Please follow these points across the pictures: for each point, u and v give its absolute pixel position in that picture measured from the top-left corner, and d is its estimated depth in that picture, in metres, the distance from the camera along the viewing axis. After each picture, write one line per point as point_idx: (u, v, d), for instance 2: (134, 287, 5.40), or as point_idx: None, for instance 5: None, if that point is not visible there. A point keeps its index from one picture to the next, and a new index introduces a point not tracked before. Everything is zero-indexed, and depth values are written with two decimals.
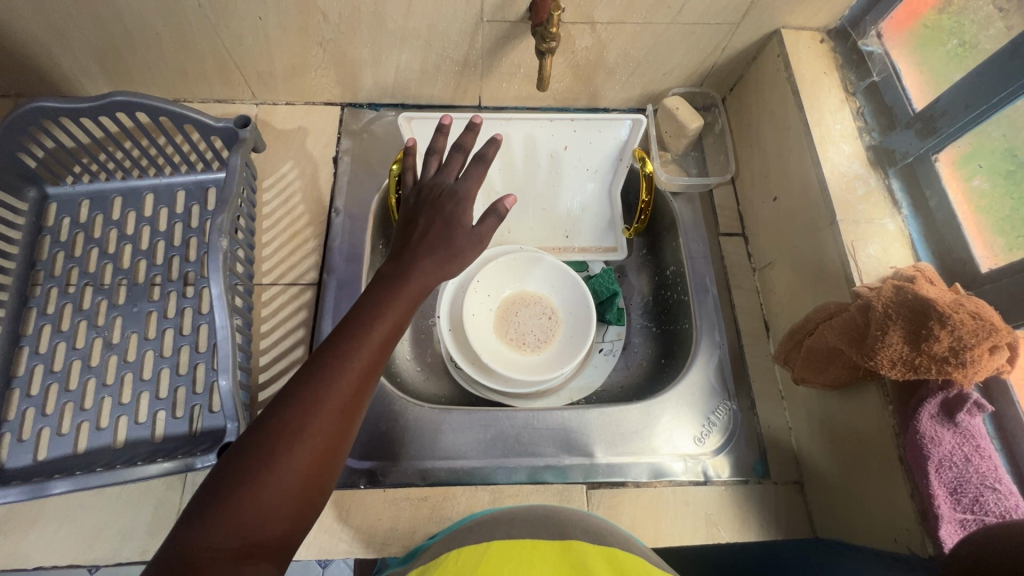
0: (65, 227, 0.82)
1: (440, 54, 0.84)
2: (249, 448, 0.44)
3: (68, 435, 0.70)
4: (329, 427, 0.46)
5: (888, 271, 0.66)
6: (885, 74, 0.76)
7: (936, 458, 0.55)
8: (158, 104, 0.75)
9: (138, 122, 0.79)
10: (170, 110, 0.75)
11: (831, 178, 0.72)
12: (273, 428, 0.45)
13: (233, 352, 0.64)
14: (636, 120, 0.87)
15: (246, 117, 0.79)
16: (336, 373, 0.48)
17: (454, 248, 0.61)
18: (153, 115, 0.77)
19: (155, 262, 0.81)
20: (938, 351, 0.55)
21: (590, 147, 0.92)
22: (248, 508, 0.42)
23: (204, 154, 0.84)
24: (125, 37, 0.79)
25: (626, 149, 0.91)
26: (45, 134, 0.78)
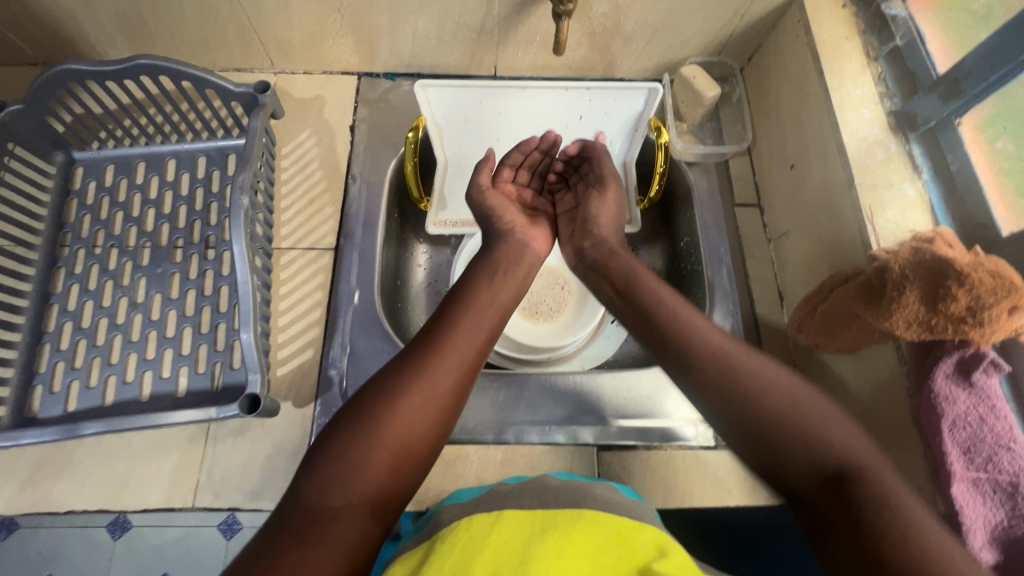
0: (91, 190, 0.84)
1: (456, 21, 0.84)
2: (348, 417, 0.53)
3: (95, 388, 0.73)
4: (426, 409, 0.54)
5: (906, 235, 0.65)
6: (908, 38, 0.74)
7: (950, 417, 0.55)
8: (180, 69, 0.76)
9: (161, 88, 0.81)
10: (192, 74, 0.77)
11: (849, 144, 0.71)
12: (370, 400, 0.53)
13: (253, 308, 0.66)
14: (653, 88, 0.89)
15: (266, 82, 0.80)
16: (432, 362, 0.56)
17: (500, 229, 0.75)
18: (175, 81, 0.79)
19: (177, 225, 0.83)
20: (955, 310, 0.55)
21: (605, 117, 0.93)
22: (354, 467, 0.49)
23: (224, 121, 0.86)
24: (148, 3, 0.80)
25: (642, 118, 0.91)
26: (71, 99, 0.80)
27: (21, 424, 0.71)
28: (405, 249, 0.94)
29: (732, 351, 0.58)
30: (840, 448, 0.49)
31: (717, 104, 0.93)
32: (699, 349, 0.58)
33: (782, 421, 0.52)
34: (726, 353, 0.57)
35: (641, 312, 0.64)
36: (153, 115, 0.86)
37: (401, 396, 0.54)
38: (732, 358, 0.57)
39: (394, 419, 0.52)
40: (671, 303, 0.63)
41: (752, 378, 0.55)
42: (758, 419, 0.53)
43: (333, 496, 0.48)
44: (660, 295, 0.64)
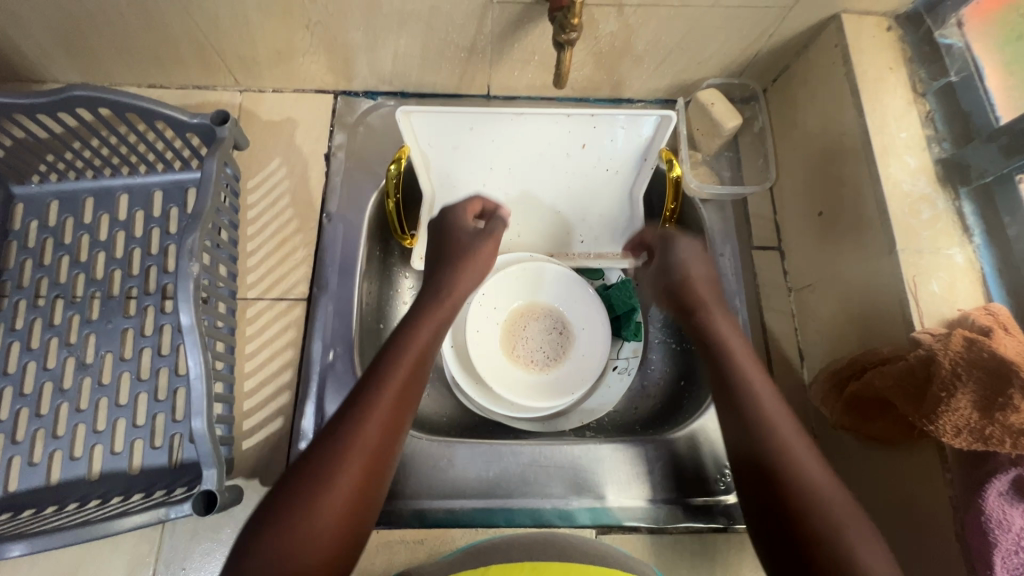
0: (32, 231, 0.75)
1: (442, 38, 0.73)
2: (277, 504, 0.47)
3: (39, 465, 0.65)
4: (356, 486, 0.49)
5: (953, 314, 0.57)
6: (964, 75, 0.64)
7: (1004, 545, 0.48)
8: (123, 99, 0.66)
9: (105, 118, 0.71)
10: (137, 106, 0.67)
11: (891, 198, 0.62)
12: (299, 488, 0.48)
13: (208, 391, 0.58)
14: (665, 117, 0.77)
15: (224, 112, 0.70)
16: (362, 434, 0.51)
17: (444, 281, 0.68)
18: (119, 111, 0.69)
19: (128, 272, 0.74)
20: (1015, 423, 0.47)
21: (611, 145, 0.82)
22: (301, 543, 0.45)
23: (181, 152, 0.76)
24: (86, 18, 0.69)
25: (651, 149, 0.81)
26: (2, 131, 0.70)
27: None
28: (388, 285, 0.84)
29: (788, 434, 0.54)
30: (867, 575, 0.44)
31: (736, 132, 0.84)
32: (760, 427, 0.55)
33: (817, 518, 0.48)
34: (780, 434, 0.54)
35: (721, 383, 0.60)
36: (98, 145, 0.76)
37: (337, 472, 0.48)
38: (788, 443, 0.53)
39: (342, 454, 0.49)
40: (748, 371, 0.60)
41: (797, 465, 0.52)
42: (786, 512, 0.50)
43: None
44: (744, 370, 0.60)
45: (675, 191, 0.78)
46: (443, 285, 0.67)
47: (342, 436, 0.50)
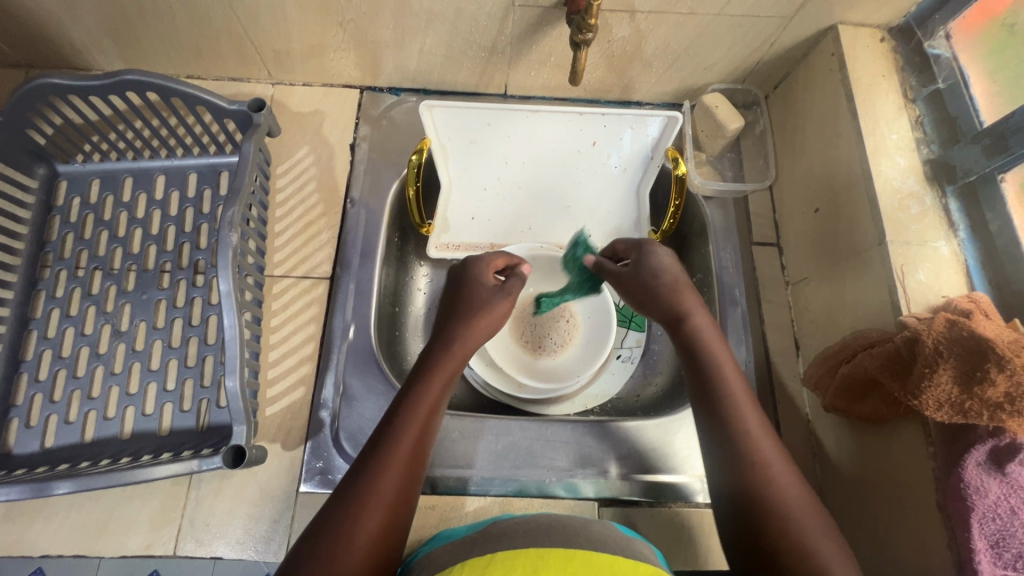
0: (74, 207, 0.80)
1: (466, 38, 0.79)
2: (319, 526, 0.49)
3: (74, 424, 0.69)
4: (388, 508, 0.52)
5: (939, 300, 0.61)
6: (952, 82, 0.69)
7: (979, 509, 0.52)
8: (169, 85, 0.71)
9: (150, 102, 0.76)
10: (182, 91, 0.72)
11: (882, 195, 0.67)
12: (338, 510, 0.50)
13: (241, 353, 0.62)
14: (671, 117, 0.82)
15: (261, 100, 0.75)
16: (379, 489, 0.52)
17: (478, 303, 0.67)
18: (164, 96, 0.74)
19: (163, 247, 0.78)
20: (992, 396, 0.51)
21: (620, 144, 0.87)
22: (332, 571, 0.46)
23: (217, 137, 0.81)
24: (136, 10, 0.75)
25: (658, 149, 0.86)
26: (53, 112, 0.75)
27: None
28: (405, 272, 0.89)
29: (770, 456, 0.54)
30: None
31: (739, 135, 0.88)
32: (742, 443, 0.55)
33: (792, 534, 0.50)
34: (761, 456, 0.54)
35: (707, 412, 0.58)
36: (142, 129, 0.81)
37: (365, 507, 0.50)
38: (768, 466, 0.54)
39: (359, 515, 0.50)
40: (736, 395, 0.58)
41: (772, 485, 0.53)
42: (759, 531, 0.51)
43: None
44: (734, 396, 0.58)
45: (680, 187, 0.82)
46: (453, 334, 0.65)
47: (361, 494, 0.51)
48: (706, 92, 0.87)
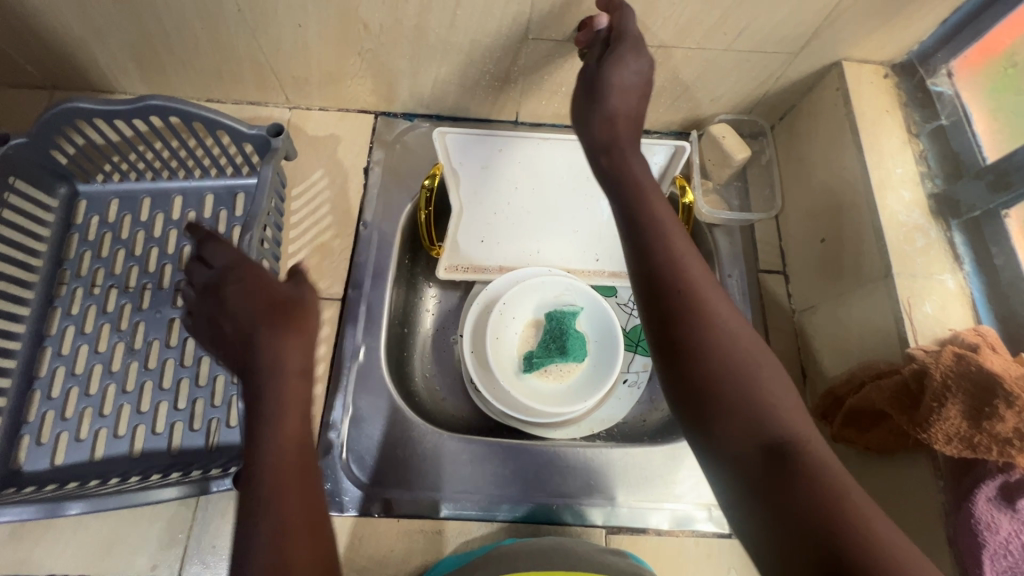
0: (93, 226, 0.82)
1: (480, 69, 0.81)
2: None
3: (85, 441, 0.70)
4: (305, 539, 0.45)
5: (946, 333, 0.62)
6: (954, 118, 0.71)
7: (991, 546, 0.52)
8: (192, 110, 0.73)
9: (172, 125, 0.78)
10: (204, 116, 0.74)
11: (887, 228, 0.68)
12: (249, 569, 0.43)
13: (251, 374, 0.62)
14: (679, 147, 0.84)
15: (279, 125, 0.77)
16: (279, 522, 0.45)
17: (302, 304, 0.57)
18: (186, 121, 0.76)
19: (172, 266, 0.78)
20: (1001, 431, 0.52)
21: None
22: None
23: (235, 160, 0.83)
24: (162, 37, 0.77)
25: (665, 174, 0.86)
26: (74, 134, 0.77)
27: (6, 476, 0.68)
28: (414, 294, 0.90)
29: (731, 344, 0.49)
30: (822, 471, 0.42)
31: (745, 164, 0.90)
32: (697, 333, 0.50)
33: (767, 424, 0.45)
34: (719, 343, 0.49)
35: (662, 306, 0.52)
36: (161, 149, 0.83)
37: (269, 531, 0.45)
38: (727, 352, 0.48)
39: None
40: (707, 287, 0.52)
41: (748, 375, 0.48)
42: (732, 421, 0.46)
43: None
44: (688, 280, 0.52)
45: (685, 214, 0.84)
46: (275, 356, 0.53)
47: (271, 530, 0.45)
48: (713, 122, 0.88)
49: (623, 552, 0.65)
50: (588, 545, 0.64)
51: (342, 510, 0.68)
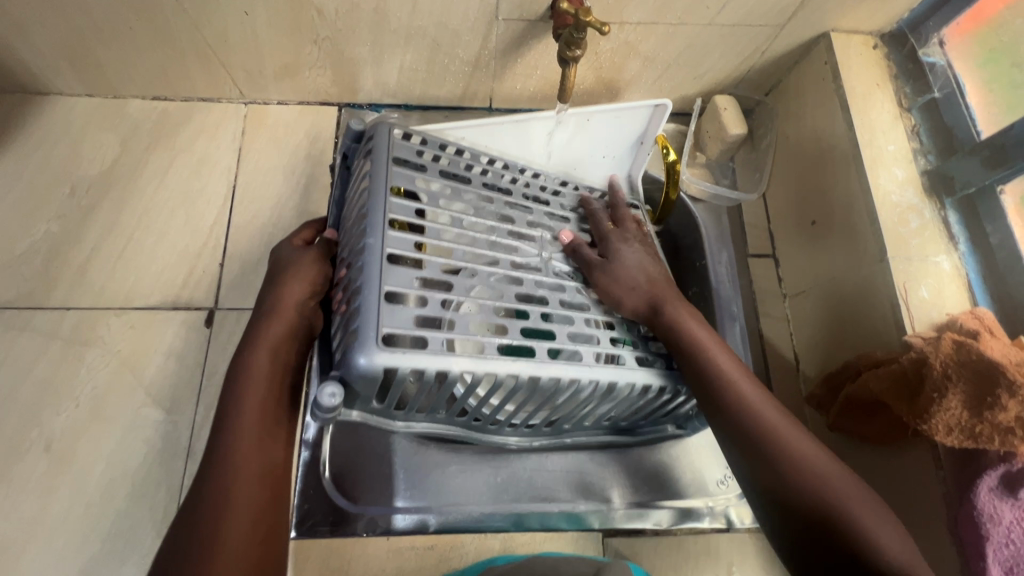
0: (486, 169, 0.67)
1: (448, 54, 0.75)
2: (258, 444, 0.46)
3: (44, 477, 0.65)
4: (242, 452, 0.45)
5: (943, 318, 0.60)
6: (947, 91, 0.68)
7: (995, 538, 0.51)
8: (374, 162, 0.58)
9: (408, 138, 0.63)
10: (375, 160, 0.58)
11: (881, 210, 0.66)
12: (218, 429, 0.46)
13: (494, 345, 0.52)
14: (660, 105, 0.70)
15: (356, 129, 0.66)
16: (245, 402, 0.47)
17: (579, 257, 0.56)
18: (368, 152, 0.61)
19: (415, 276, 0.51)
20: (1002, 420, 0.50)
21: (614, 128, 0.72)
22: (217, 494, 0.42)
23: (366, 184, 0.57)
24: (96, 33, 0.70)
25: (646, 139, 0.74)
26: (467, 150, 0.67)
27: None
28: None
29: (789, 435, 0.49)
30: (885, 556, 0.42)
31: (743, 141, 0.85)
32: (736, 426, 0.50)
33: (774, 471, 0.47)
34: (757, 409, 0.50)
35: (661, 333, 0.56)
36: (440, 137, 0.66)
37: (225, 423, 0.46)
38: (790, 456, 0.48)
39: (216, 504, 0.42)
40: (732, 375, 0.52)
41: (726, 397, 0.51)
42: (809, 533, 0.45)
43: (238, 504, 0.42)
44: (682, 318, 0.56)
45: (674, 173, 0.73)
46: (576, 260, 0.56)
47: (206, 487, 0.43)
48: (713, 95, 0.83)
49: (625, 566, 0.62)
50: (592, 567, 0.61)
51: (329, 532, 0.65)
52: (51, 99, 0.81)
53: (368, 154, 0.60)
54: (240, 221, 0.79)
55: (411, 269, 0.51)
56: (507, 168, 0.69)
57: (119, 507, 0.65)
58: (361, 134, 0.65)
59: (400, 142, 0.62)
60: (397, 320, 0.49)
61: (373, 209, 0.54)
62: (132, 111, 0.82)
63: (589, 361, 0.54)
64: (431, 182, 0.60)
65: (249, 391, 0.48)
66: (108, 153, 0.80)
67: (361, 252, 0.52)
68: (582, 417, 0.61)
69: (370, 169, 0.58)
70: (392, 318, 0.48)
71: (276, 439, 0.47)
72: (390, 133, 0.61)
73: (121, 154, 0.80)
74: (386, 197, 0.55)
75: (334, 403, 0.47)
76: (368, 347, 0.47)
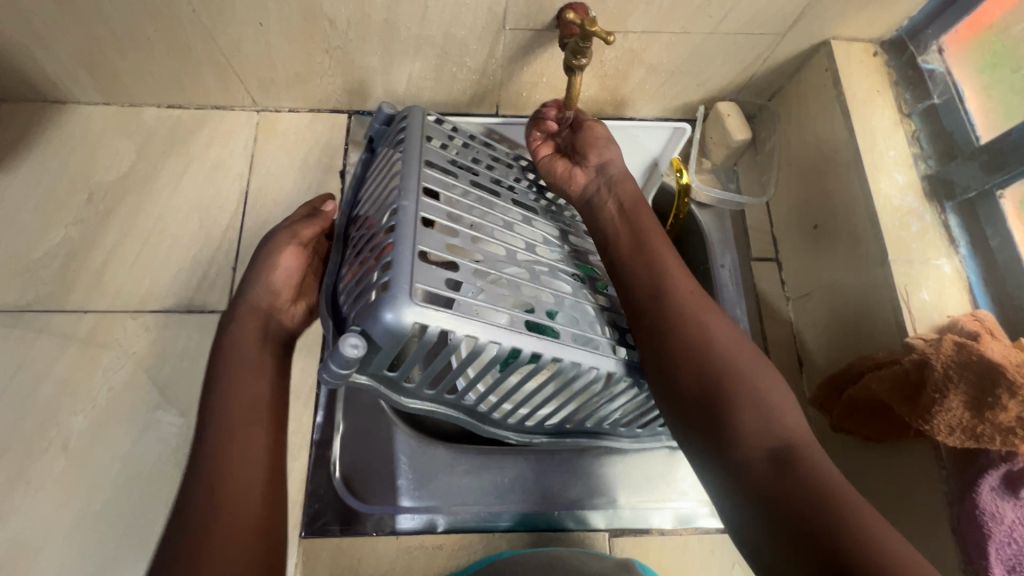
0: (506, 164, 0.68)
1: (456, 63, 0.77)
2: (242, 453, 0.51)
3: (61, 476, 0.66)
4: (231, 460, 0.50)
5: (944, 319, 0.61)
6: (947, 97, 0.70)
7: (998, 537, 0.52)
8: (410, 136, 0.60)
9: (438, 125, 0.65)
10: (411, 136, 0.60)
11: (883, 214, 0.67)
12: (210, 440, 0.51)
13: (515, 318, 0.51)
14: (680, 128, 0.76)
15: (385, 111, 0.67)
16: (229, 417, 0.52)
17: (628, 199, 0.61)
18: (399, 132, 0.63)
19: (444, 242, 0.52)
20: (1004, 420, 0.51)
21: (630, 147, 0.78)
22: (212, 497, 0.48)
23: (399, 158, 0.59)
24: (116, 43, 0.72)
25: (663, 158, 0.80)
26: (488, 145, 0.69)
27: None
28: None
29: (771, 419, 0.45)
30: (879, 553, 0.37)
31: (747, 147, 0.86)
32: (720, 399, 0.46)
33: (733, 416, 0.45)
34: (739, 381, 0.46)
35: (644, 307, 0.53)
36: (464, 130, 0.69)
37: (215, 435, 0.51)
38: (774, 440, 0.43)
39: (207, 501, 0.48)
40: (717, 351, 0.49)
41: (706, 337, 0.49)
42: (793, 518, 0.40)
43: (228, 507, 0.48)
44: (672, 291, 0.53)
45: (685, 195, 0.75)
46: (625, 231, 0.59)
47: (203, 488, 0.48)
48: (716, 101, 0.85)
49: (630, 562, 0.64)
50: (602, 563, 0.63)
51: (339, 531, 0.66)
52: (69, 108, 0.83)
53: (403, 132, 0.62)
54: (252, 225, 0.80)
55: (441, 235, 0.52)
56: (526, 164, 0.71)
57: (134, 506, 0.66)
58: (392, 117, 0.67)
59: (432, 126, 0.64)
60: (431, 279, 0.49)
61: (407, 175, 0.55)
62: (148, 119, 0.84)
63: (603, 346, 0.55)
64: (457, 167, 0.62)
65: (235, 401, 0.54)
66: (124, 160, 0.82)
67: (395, 213, 0.52)
68: (585, 411, 0.61)
69: (405, 142, 0.59)
70: (425, 276, 0.48)
71: (256, 445, 0.52)
72: (424, 115, 0.63)
73: (137, 160, 0.82)
74: (421, 167, 0.56)
75: (355, 354, 0.45)
76: (398, 299, 0.46)
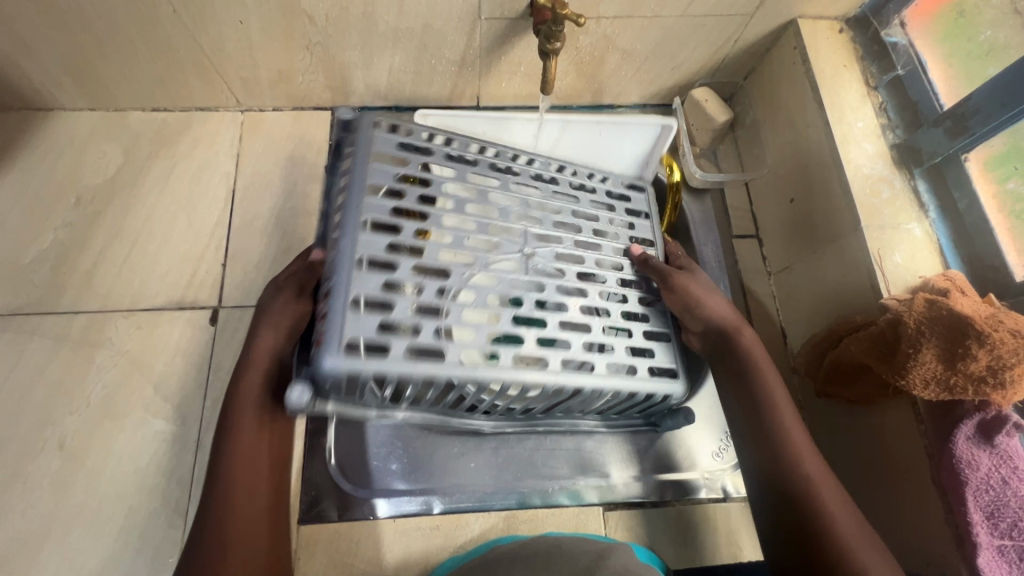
0: (472, 162, 0.68)
1: (434, 55, 0.78)
2: (250, 450, 0.53)
3: (57, 473, 0.67)
4: (242, 459, 0.53)
5: (916, 281, 0.63)
6: (910, 68, 0.72)
7: (974, 483, 0.54)
8: (356, 159, 0.61)
9: (394, 131, 0.65)
10: (353, 159, 0.61)
11: (854, 183, 0.69)
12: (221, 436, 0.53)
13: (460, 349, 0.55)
14: (666, 125, 0.72)
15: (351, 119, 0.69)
16: (239, 414, 0.54)
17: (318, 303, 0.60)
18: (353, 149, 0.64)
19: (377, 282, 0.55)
20: (975, 370, 0.52)
21: (615, 146, 0.75)
22: (223, 494, 0.51)
23: (347, 182, 0.60)
24: (99, 48, 0.73)
25: (652, 155, 0.76)
26: (455, 139, 0.68)
27: None
28: None
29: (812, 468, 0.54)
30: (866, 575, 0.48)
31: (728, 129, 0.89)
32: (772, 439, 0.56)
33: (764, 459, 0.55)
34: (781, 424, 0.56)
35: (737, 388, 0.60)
36: (431, 129, 0.68)
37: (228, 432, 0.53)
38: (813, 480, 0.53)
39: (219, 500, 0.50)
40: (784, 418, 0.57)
41: (774, 405, 0.57)
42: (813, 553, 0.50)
43: (242, 504, 0.51)
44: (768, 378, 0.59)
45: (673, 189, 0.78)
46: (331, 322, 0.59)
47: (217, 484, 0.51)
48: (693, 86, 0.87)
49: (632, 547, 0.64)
50: (595, 545, 0.63)
51: (337, 516, 0.67)
52: (55, 114, 0.84)
53: (354, 149, 0.62)
54: (240, 222, 0.82)
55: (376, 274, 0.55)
56: (499, 157, 0.70)
57: (132, 500, 0.67)
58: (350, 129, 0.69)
59: (383, 135, 0.64)
60: (360, 327, 0.52)
61: (347, 211, 0.58)
62: (133, 123, 0.85)
63: (555, 365, 0.58)
64: (408, 176, 0.62)
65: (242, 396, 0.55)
66: (111, 163, 0.83)
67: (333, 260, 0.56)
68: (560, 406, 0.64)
69: (352, 165, 0.61)
70: (356, 326, 0.52)
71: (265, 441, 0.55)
72: (373, 126, 0.63)
73: (123, 163, 0.83)
74: (359, 198, 0.58)
75: (301, 403, 0.49)
76: (328, 353, 0.51)
